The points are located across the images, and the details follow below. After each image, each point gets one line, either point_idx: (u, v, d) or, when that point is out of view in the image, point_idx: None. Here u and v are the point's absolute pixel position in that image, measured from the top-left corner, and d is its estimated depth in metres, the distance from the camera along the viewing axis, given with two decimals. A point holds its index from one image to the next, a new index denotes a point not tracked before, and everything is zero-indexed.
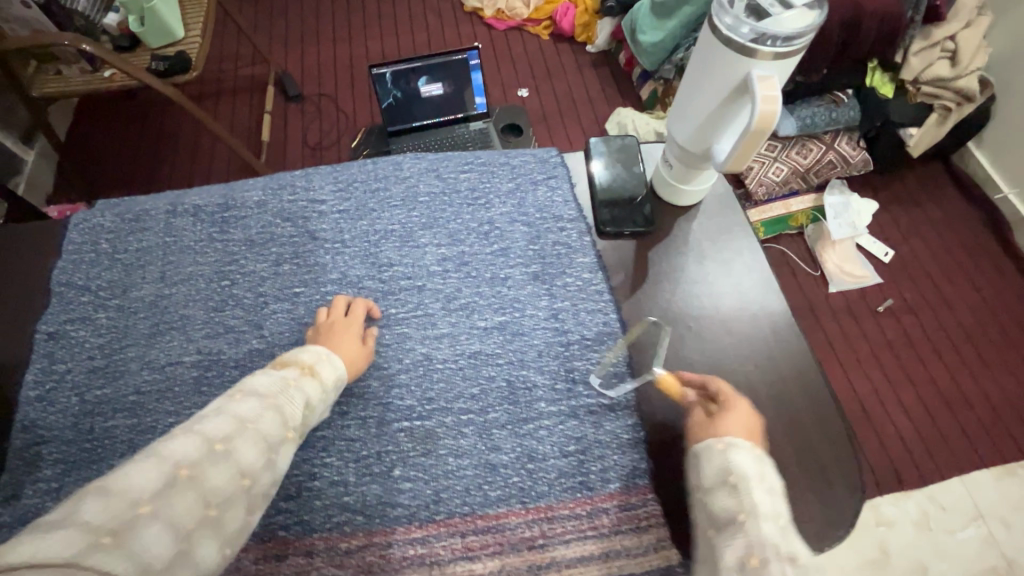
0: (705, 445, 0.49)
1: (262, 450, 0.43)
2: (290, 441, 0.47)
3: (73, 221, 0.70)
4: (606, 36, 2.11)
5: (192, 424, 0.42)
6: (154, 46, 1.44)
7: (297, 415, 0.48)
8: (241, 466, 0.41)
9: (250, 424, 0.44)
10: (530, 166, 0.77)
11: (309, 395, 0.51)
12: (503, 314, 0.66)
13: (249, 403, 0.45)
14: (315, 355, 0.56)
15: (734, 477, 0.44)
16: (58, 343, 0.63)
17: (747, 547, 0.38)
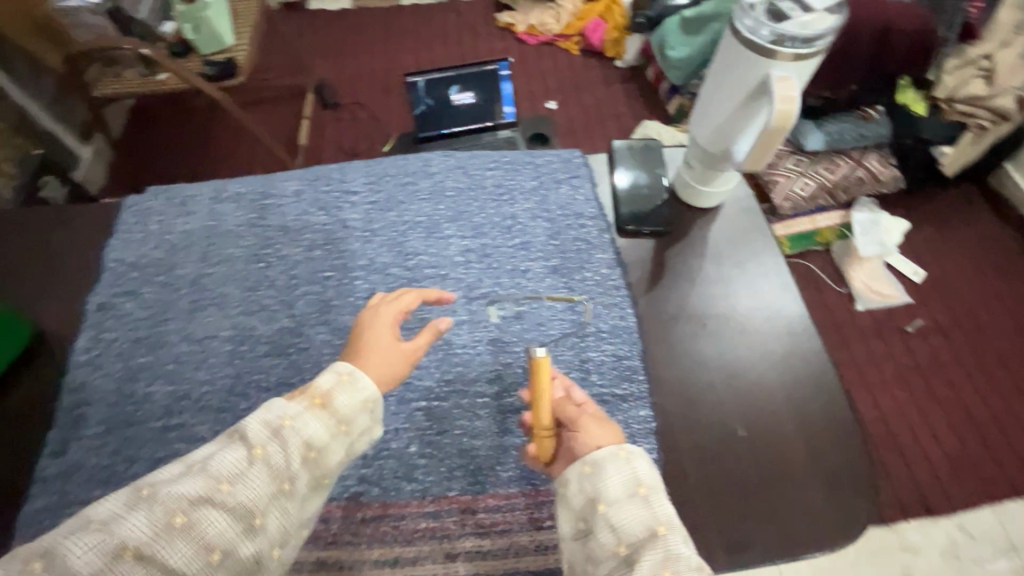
0: (604, 451, 0.48)
1: (236, 518, 0.40)
2: (282, 498, 0.43)
3: (127, 204, 0.76)
4: (635, 52, 2.16)
5: (162, 483, 0.40)
6: (205, 53, 1.54)
7: (292, 467, 0.44)
8: (206, 542, 0.39)
9: (224, 487, 0.41)
10: (554, 166, 0.80)
11: (309, 436, 0.45)
12: (521, 305, 0.68)
13: (231, 455, 0.42)
14: (332, 378, 0.49)
15: (643, 489, 0.45)
16: (107, 313, 0.68)
17: (665, 559, 0.41)
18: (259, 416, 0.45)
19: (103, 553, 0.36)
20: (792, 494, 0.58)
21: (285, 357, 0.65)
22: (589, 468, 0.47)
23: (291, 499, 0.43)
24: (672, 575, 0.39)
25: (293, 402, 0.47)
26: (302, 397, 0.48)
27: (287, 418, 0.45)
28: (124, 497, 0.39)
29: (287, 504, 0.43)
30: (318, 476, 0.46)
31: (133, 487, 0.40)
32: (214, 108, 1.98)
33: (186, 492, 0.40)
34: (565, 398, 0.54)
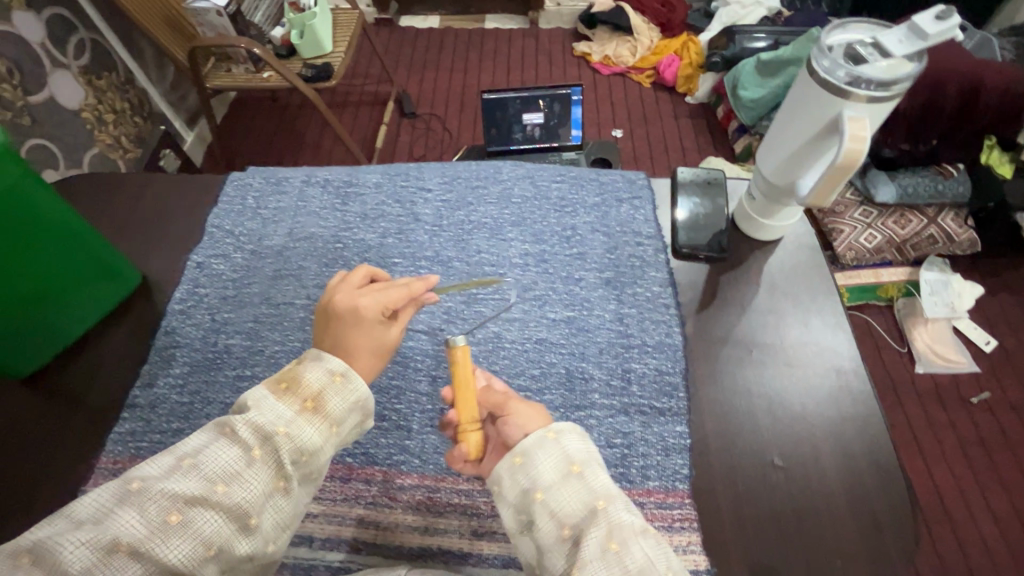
0: (531, 438, 0.50)
1: (231, 517, 0.43)
2: (277, 497, 0.45)
3: (230, 179, 0.85)
4: (707, 89, 2.18)
5: (153, 480, 0.42)
6: (307, 57, 1.70)
7: (285, 471, 0.45)
8: (202, 539, 0.42)
9: (219, 488, 0.43)
10: (617, 185, 0.83)
11: (305, 439, 0.46)
12: (572, 310, 0.71)
13: (223, 454, 0.44)
14: (324, 378, 0.48)
15: (576, 467, 0.48)
16: (202, 271, 0.76)
17: (609, 532, 0.44)
18: (250, 417, 0.46)
19: (97, 548, 0.39)
20: (825, 533, 0.57)
21: None
22: (519, 458, 0.49)
23: (287, 498, 0.45)
24: (618, 544, 0.43)
25: (283, 403, 0.47)
26: (292, 397, 0.47)
27: (280, 425, 0.46)
28: (117, 492, 0.42)
29: (282, 503, 0.45)
30: (315, 475, 0.48)
31: (126, 480, 0.42)
32: (304, 110, 2.17)
33: (181, 490, 0.42)
34: (487, 387, 0.56)
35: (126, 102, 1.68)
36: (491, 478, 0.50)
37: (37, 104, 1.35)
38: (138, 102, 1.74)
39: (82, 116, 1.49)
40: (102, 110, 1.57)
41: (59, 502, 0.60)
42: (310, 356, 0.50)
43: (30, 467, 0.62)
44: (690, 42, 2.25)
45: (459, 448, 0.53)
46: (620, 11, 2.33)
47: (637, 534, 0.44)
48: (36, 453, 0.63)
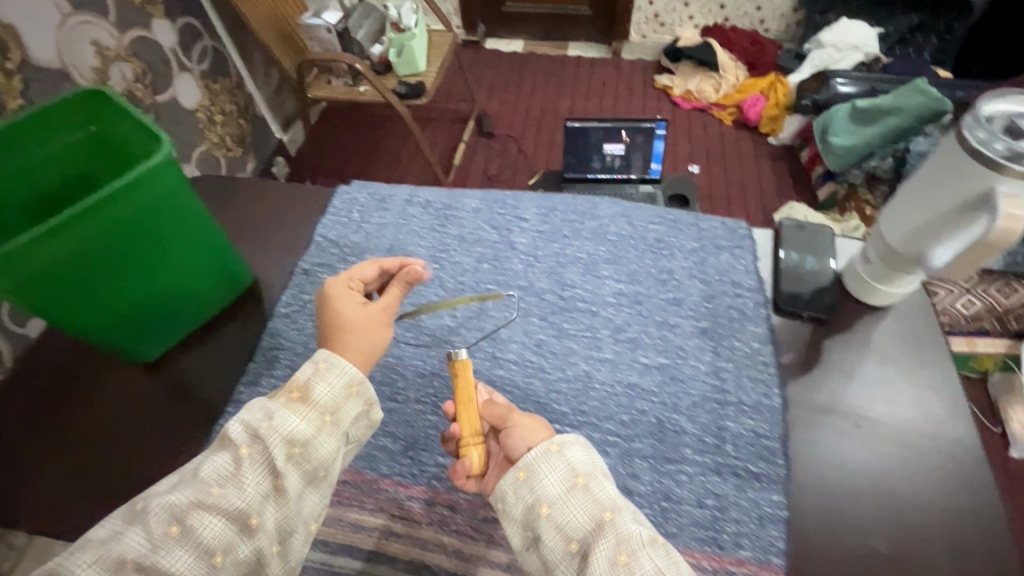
0: (535, 453, 0.54)
1: (232, 518, 0.47)
2: (275, 497, 0.49)
3: (338, 192, 0.90)
4: (793, 130, 2.12)
5: (159, 497, 0.47)
6: (401, 74, 1.79)
7: (280, 466, 0.50)
8: (205, 545, 0.46)
9: (210, 495, 0.47)
10: (718, 232, 0.82)
11: (292, 428, 0.51)
12: (666, 357, 0.70)
13: (220, 461, 0.49)
14: (309, 369, 0.55)
15: (580, 479, 0.52)
16: (308, 278, 0.80)
17: (617, 545, 0.47)
18: (241, 421, 0.51)
19: (105, 565, 0.43)
20: None
21: (441, 350, 0.72)
22: (524, 472, 0.53)
23: (285, 496, 0.50)
24: (627, 553, 0.46)
25: (271, 402, 0.53)
26: (281, 393, 0.54)
27: (265, 421, 0.51)
28: (124, 516, 0.46)
29: (280, 502, 0.49)
30: (314, 469, 0.52)
31: (133, 506, 0.47)
32: (388, 123, 2.27)
33: (180, 501, 0.46)
34: (489, 401, 0.60)
35: (234, 105, 1.81)
36: (499, 493, 0.54)
37: (161, 103, 1.48)
38: (244, 105, 1.87)
39: (196, 116, 1.62)
40: (213, 111, 1.70)
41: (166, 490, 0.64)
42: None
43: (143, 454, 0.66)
44: (778, 82, 2.20)
45: (463, 462, 0.56)
46: (707, 47, 2.31)
47: (644, 544, 0.47)
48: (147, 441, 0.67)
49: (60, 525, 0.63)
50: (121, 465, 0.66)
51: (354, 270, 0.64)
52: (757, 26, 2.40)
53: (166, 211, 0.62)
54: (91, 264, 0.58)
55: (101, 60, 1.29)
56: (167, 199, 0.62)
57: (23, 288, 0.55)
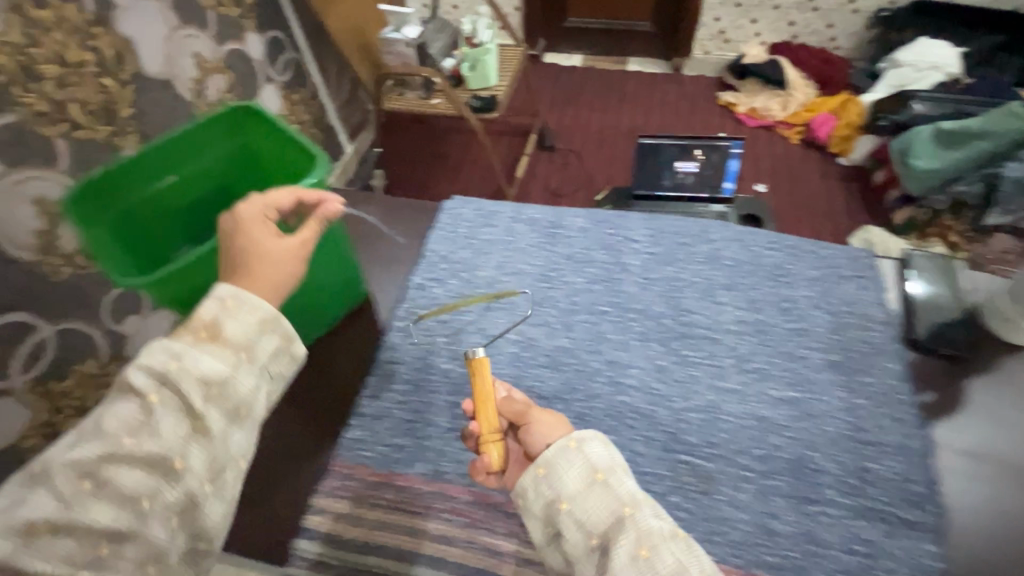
0: (554, 450, 0.50)
1: (151, 465, 0.44)
2: (198, 437, 0.47)
3: (446, 207, 0.91)
4: (866, 151, 2.06)
5: (60, 457, 0.43)
6: (474, 87, 1.82)
7: (197, 407, 0.47)
8: (128, 495, 0.43)
9: (125, 445, 0.44)
10: (840, 261, 0.79)
11: (203, 366, 0.48)
12: (797, 390, 0.68)
13: (121, 409, 0.46)
14: (216, 307, 0.50)
15: (600, 475, 0.49)
16: (421, 293, 0.81)
17: (638, 540, 0.44)
18: (139, 367, 0.47)
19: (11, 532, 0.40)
20: None
21: (560, 372, 0.71)
22: (543, 469, 0.50)
23: (209, 436, 0.47)
24: (649, 550, 0.44)
25: (175, 342, 0.49)
26: (185, 333, 0.50)
27: (172, 362, 0.47)
28: (22, 482, 0.43)
29: (203, 442, 0.47)
30: (235, 406, 0.49)
31: (30, 470, 0.43)
32: (449, 134, 2.29)
33: (84, 456, 0.43)
34: (507, 399, 0.57)
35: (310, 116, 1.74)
36: (518, 490, 0.51)
37: None
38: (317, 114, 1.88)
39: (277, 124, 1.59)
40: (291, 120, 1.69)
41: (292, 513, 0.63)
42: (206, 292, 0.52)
43: (270, 470, 0.66)
44: (850, 101, 2.13)
45: (483, 459, 0.53)
46: (775, 65, 2.26)
47: (665, 539, 0.44)
48: (273, 457, 0.67)
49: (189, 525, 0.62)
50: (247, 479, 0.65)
51: (268, 195, 0.58)
52: (827, 44, 2.35)
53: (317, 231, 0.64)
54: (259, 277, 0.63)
55: (200, 73, 1.06)
56: (320, 220, 0.64)
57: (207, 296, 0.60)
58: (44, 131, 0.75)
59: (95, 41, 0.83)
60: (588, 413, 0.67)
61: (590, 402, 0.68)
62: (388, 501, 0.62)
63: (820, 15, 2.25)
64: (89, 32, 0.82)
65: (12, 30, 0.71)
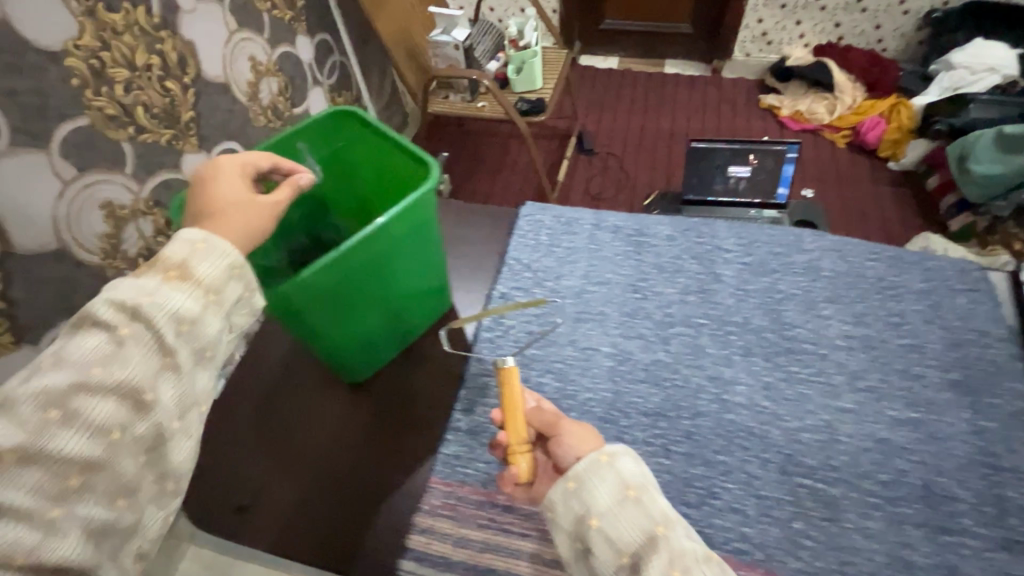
0: (583, 463, 0.47)
1: (123, 397, 0.40)
2: (169, 372, 0.42)
3: (523, 213, 0.88)
4: (917, 156, 1.97)
5: (19, 389, 0.38)
6: (520, 90, 1.80)
7: (169, 342, 0.42)
8: (98, 426, 0.38)
9: (95, 374, 0.39)
10: (948, 273, 0.75)
11: (178, 303, 0.43)
12: (918, 411, 0.64)
13: (85, 341, 0.40)
14: (185, 247, 0.45)
15: (632, 492, 0.45)
16: (506, 303, 0.77)
17: (671, 563, 0.42)
18: (107, 301, 0.42)
19: None
20: None
21: (661, 388, 0.68)
22: (574, 484, 0.47)
23: (180, 372, 0.43)
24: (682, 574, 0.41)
25: (143, 279, 0.44)
26: (151, 271, 0.44)
27: (144, 296, 0.42)
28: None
29: (176, 377, 0.43)
30: (205, 345, 0.45)
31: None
32: (485, 136, 2.25)
33: (51, 385, 0.38)
34: (536, 408, 0.54)
35: None
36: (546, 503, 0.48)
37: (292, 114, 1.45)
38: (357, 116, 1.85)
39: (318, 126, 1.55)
40: None
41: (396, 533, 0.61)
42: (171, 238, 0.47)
43: (367, 486, 0.64)
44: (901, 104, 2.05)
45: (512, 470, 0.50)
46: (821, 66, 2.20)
47: (698, 562, 0.42)
48: (372, 472, 0.65)
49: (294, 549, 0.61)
50: (349, 496, 0.63)
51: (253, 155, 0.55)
52: (873, 45, 2.26)
53: (419, 235, 0.63)
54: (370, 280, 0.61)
55: (254, 75, 1.03)
56: (423, 225, 0.62)
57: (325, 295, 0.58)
58: (113, 136, 0.73)
59: (161, 44, 0.81)
60: (696, 432, 0.64)
61: (696, 420, 0.65)
62: (494, 521, 0.60)
63: (868, 16, 2.16)
64: (156, 35, 0.80)
65: (86, 35, 0.69)
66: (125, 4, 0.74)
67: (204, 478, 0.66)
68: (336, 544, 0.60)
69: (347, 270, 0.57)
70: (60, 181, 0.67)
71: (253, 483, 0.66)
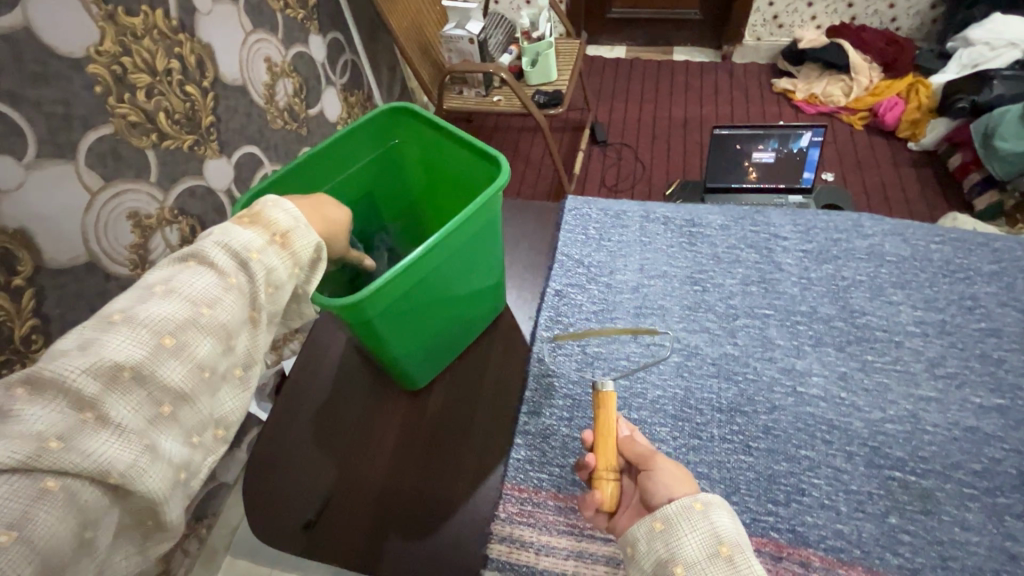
0: (676, 506, 0.47)
1: (217, 339, 0.39)
2: (252, 327, 0.43)
3: (568, 208, 0.85)
4: (937, 136, 1.89)
5: (135, 308, 0.38)
6: (535, 83, 1.77)
7: (261, 300, 0.43)
8: (198, 363, 0.38)
9: (203, 310, 0.39)
10: (1017, 253, 0.73)
11: (275, 268, 0.44)
12: (1003, 397, 0.62)
13: (196, 276, 0.40)
14: (290, 220, 0.46)
15: (725, 549, 0.44)
16: (562, 300, 0.74)
17: None
18: (218, 245, 0.42)
19: (95, 372, 0.34)
20: None
21: (733, 382, 0.65)
22: (660, 524, 0.46)
23: (260, 329, 0.43)
24: None
25: (250, 232, 0.44)
26: (257, 228, 0.45)
27: (254, 252, 0.43)
28: (93, 326, 0.36)
29: (256, 334, 0.43)
30: (279, 310, 0.46)
31: (101, 315, 0.37)
32: (494, 131, 2.18)
33: (165, 313, 0.38)
34: (630, 438, 0.55)
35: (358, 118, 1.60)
36: (626, 539, 0.48)
37: None
38: None
39: None
40: None
41: (474, 545, 0.58)
42: (268, 200, 0.47)
43: (437, 495, 0.62)
44: (919, 83, 1.97)
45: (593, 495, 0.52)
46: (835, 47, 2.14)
47: None
48: (441, 483, 0.62)
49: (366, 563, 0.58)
50: (419, 507, 0.61)
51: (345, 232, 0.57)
52: (887, 24, 2.19)
53: (486, 234, 0.61)
54: (438, 282, 0.59)
55: (271, 77, 0.97)
56: (489, 223, 0.61)
57: (400, 299, 0.56)
58: (137, 144, 0.69)
59: (180, 47, 0.76)
60: (775, 427, 0.62)
61: (774, 414, 0.63)
62: (576, 527, 0.58)
63: None
64: (175, 38, 0.75)
65: (107, 40, 0.65)
66: (143, 7, 0.70)
67: (267, 493, 0.65)
68: (410, 557, 0.58)
69: (418, 273, 0.55)
70: (88, 192, 0.64)
71: (318, 497, 0.63)
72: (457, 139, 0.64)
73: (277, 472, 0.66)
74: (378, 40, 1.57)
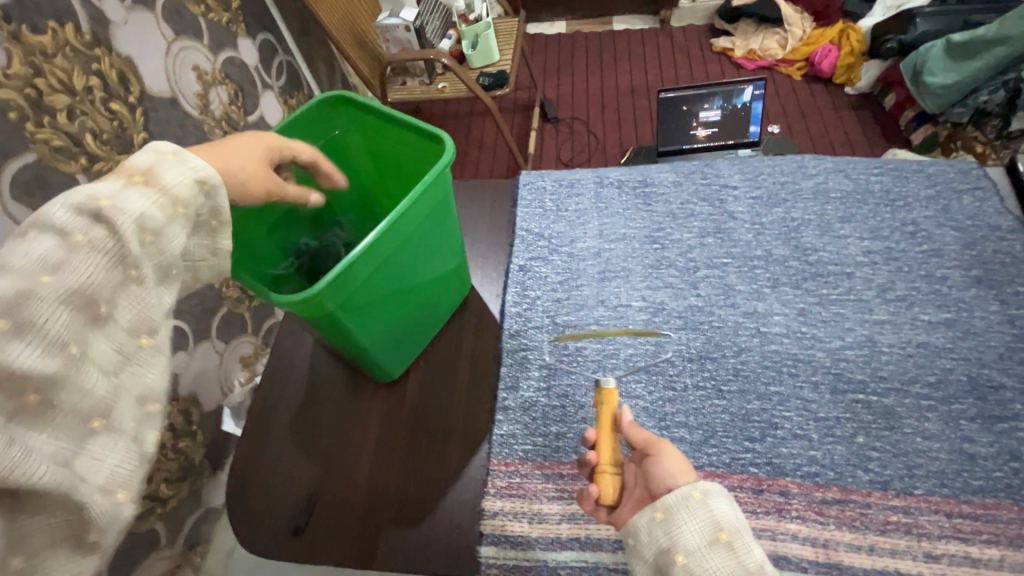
0: (675, 495, 0.48)
1: (77, 309, 0.34)
2: (131, 286, 0.37)
3: (522, 182, 0.85)
4: (872, 78, 1.93)
5: None
6: (477, 66, 1.75)
7: (131, 250, 0.36)
8: (55, 341, 0.32)
9: (46, 278, 0.33)
10: (950, 176, 0.77)
11: (145, 210, 0.38)
12: (949, 311, 0.65)
13: (31, 241, 0.34)
14: (152, 155, 0.41)
15: (724, 536, 0.45)
16: (527, 274, 0.74)
17: None
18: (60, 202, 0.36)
19: None
20: None
21: (700, 332, 0.67)
22: (660, 513, 0.47)
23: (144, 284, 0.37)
24: None
25: (105, 183, 0.38)
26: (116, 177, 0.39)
27: (106, 200, 0.36)
28: None
29: (139, 291, 0.37)
30: (165, 262, 0.39)
31: None
32: (444, 120, 2.14)
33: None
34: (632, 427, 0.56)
35: None
36: (628, 528, 0.49)
37: None
38: None
39: None
40: None
41: (463, 527, 0.59)
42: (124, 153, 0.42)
43: (421, 483, 0.61)
44: (850, 29, 2.03)
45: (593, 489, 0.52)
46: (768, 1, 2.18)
47: None
48: (426, 469, 0.62)
49: (363, 559, 0.58)
50: (406, 496, 0.61)
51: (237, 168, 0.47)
52: None
53: (435, 218, 0.60)
54: (395, 268, 0.58)
55: (201, 85, 0.92)
56: (437, 206, 0.59)
57: (366, 285, 0.55)
58: (65, 169, 0.65)
59: (98, 63, 0.72)
60: (743, 369, 0.64)
61: (741, 357, 0.65)
62: (566, 491, 0.59)
63: None
64: (91, 54, 0.71)
65: (15, 62, 0.61)
66: (49, 23, 0.66)
67: (249, 507, 0.63)
68: (404, 545, 0.58)
69: (380, 256, 0.54)
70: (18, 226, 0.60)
71: (303, 502, 0.62)
72: (403, 124, 0.63)
73: (257, 485, 0.65)
74: (311, 38, 1.51)
